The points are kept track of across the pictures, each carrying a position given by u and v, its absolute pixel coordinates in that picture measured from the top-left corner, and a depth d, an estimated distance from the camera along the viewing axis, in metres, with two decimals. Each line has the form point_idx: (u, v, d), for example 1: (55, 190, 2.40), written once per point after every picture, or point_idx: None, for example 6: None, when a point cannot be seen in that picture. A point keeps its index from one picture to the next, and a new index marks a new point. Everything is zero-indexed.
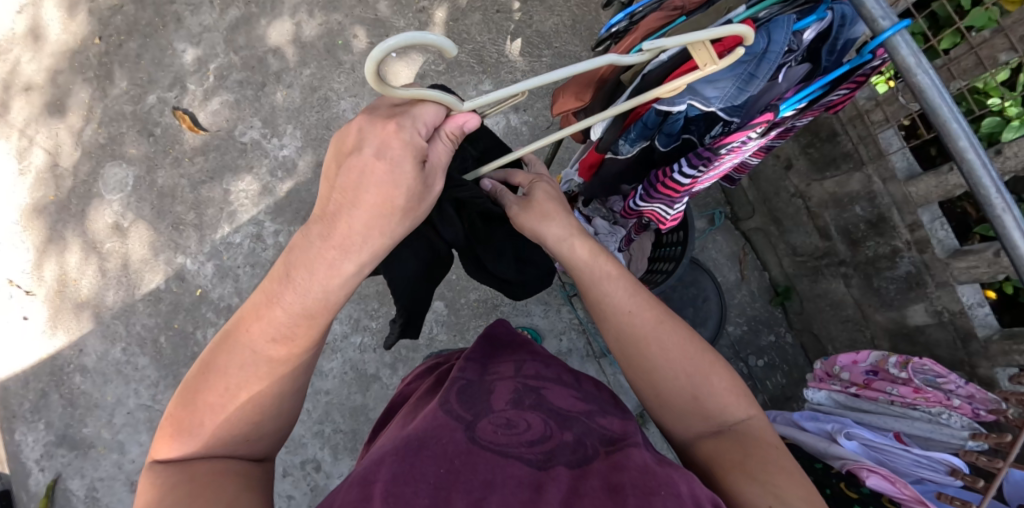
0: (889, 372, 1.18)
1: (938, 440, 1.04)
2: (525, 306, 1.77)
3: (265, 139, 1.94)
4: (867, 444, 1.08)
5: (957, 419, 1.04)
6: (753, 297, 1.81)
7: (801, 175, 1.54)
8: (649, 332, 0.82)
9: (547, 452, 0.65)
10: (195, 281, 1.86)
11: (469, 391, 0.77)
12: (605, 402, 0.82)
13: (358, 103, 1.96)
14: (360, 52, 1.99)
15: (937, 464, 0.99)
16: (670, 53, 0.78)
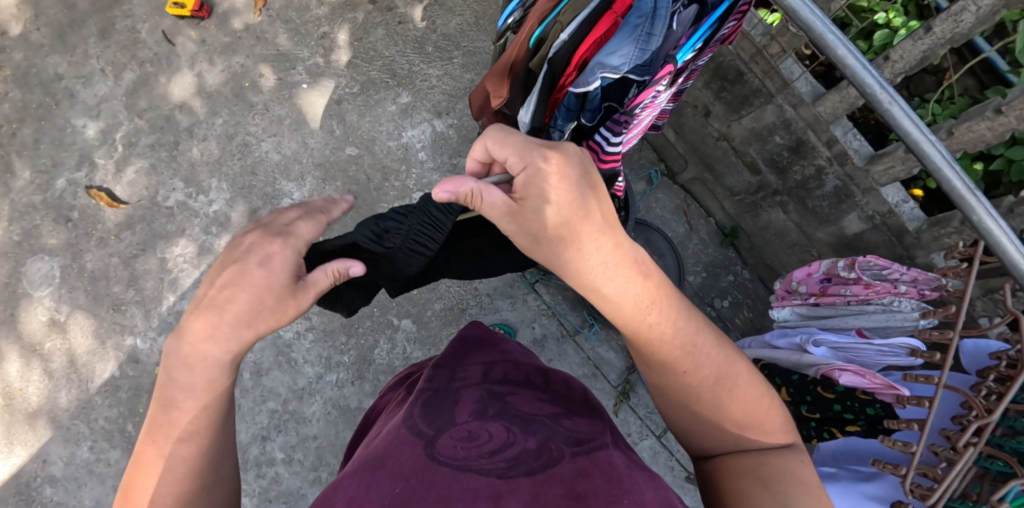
0: (840, 276, 1.21)
1: (895, 327, 1.11)
2: (492, 304, 1.78)
3: (190, 198, 1.86)
4: (834, 347, 1.13)
5: (907, 304, 1.10)
6: (705, 244, 1.85)
7: (720, 119, 1.60)
8: (713, 373, 0.73)
9: (508, 462, 0.63)
10: (151, 361, 1.78)
11: (435, 405, 0.77)
12: (576, 405, 0.81)
13: (280, 141, 1.90)
14: (269, 90, 1.93)
15: (898, 349, 1.05)
16: (569, 33, 0.79)
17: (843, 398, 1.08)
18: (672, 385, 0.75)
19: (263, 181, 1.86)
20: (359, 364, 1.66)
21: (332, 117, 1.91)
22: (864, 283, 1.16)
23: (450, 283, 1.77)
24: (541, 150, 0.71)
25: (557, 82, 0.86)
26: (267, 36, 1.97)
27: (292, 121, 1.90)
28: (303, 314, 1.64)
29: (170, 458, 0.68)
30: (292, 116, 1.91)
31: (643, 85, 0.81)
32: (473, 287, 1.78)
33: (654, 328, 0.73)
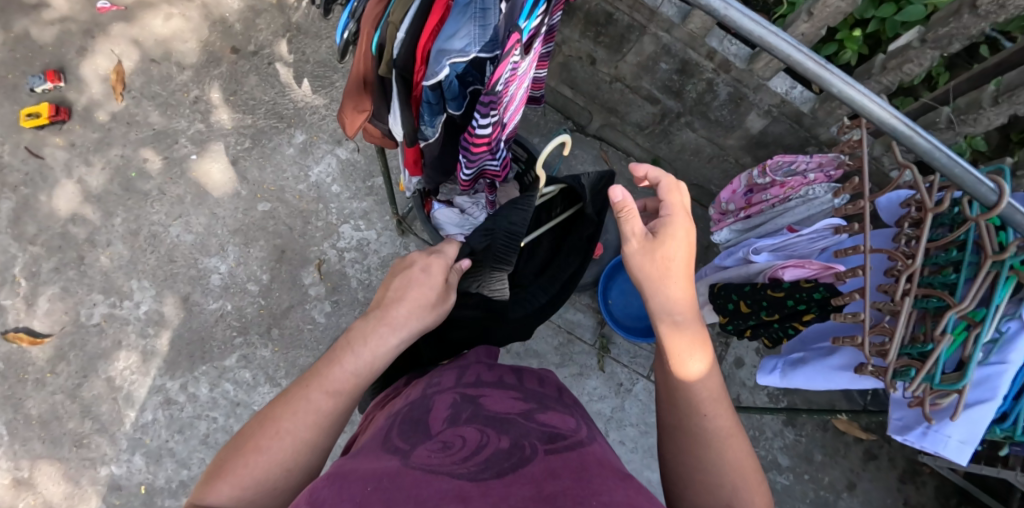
0: (759, 184, 1.27)
1: (817, 213, 1.14)
2: None
3: (117, 307, 1.71)
4: (773, 249, 1.17)
5: (819, 189, 1.12)
6: (633, 183, 1.91)
7: (606, 62, 1.63)
8: (728, 425, 0.72)
9: (479, 464, 0.64)
10: (133, 481, 1.60)
11: (410, 418, 0.79)
12: (547, 398, 0.86)
13: (188, 222, 1.77)
14: (157, 173, 1.82)
15: (824, 232, 1.10)
16: (404, 30, 0.77)
17: (790, 294, 1.07)
18: (673, 420, 0.76)
19: (185, 263, 1.73)
20: None
21: (235, 177, 1.81)
22: (779, 184, 1.20)
23: None
24: (669, 202, 0.84)
25: (411, 79, 0.84)
26: (139, 119, 1.86)
27: (193, 196, 1.79)
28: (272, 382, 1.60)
29: (306, 407, 0.70)
30: (192, 191, 1.80)
31: (496, 59, 0.81)
32: None
33: (700, 365, 0.76)
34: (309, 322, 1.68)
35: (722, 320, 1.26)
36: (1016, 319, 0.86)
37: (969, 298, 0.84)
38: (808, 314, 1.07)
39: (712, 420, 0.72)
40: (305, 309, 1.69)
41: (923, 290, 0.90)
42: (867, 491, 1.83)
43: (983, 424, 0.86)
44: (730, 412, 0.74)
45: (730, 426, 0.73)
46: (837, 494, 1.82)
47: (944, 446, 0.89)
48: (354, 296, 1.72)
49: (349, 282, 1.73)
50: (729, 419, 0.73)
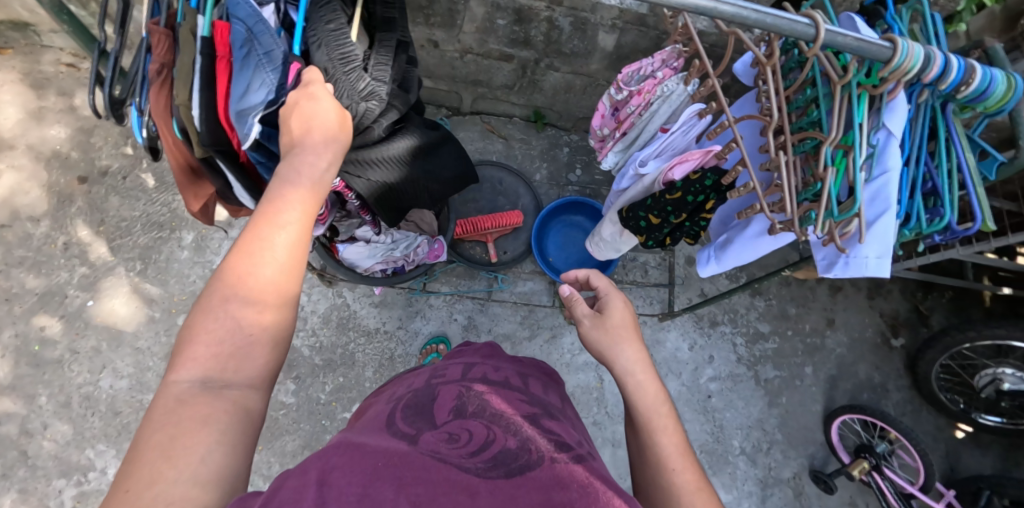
0: (619, 100, 1.26)
1: (679, 106, 1.14)
2: (410, 329, 1.74)
3: (83, 482, 1.57)
4: (656, 155, 1.17)
5: (672, 83, 1.13)
6: (527, 140, 1.94)
7: (449, 40, 1.62)
8: (693, 475, 0.72)
9: (488, 463, 0.63)
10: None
11: (415, 404, 0.78)
12: (550, 407, 0.85)
13: (116, 368, 1.65)
14: (60, 336, 1.67)
15: (691, 120, 1.11)
16: (198, 107, 0.70)
17: (686, 190, 1.09)
18: (647, 460, 0.75)
19: (131, 407, 1.62)
20: None
21: (137, 301, 1.71)
22: (636, 93, 1.18)
23: (363, 346, 1.70)
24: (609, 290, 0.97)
25: (232, 152, 0.78)
26: (10, 289, 1.69)
27: (105, 341, 1.67)
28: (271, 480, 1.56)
29: (261, 259, 0.61)
30: (105, 337, 1.67)
31: None
32: (383, 332, 1.72)
33: (662, 419, 0.78)
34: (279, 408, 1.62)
35: (643, 239, 1.28)
36: (882, 129, 0.90)
37: (835, 128, 0.87)
38: (710, 201, 1.10)
39: (662, 444, 0.75)
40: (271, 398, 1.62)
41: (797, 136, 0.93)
42: (845, 321, 1.94)
43: (890, 235, 0.90)
44: (678, 436, 0.77)
45: (680, 450, 0.75)
46: (822, 335, 1.93)
47: (867, 267, 0.94)
48: (312, 360, 1.67)
49: (300, 353, 1.67)
50: (678, 437, 0.76)
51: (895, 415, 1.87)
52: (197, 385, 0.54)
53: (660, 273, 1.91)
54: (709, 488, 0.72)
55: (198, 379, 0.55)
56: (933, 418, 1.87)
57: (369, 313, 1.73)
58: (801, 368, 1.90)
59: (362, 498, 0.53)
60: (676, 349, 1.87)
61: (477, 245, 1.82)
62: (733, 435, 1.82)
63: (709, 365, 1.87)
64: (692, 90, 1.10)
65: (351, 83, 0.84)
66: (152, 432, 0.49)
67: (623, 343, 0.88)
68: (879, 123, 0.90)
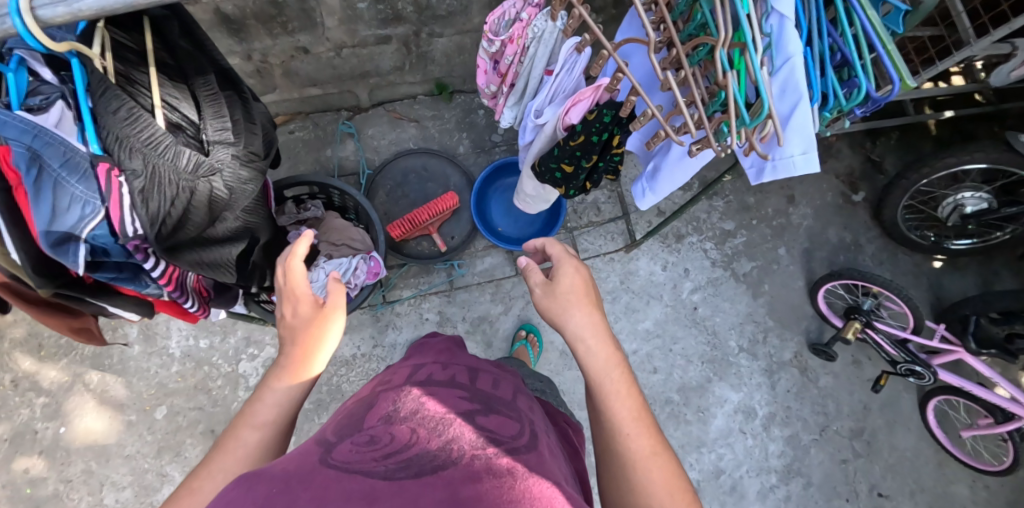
0: (495, 51, 1.12)
1: (555, 44, 1.02)
2: (386, 343, 1.70)
3: None
4: (550, 100, 1.08)
5: (540, 23, 0.99)
6: (439, 116, 1.83)
7: (318, 42, 1.48)
8: (664, 471, 0.68)
9: (406, 465, 0.50)
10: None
11: (347, 420, 0.63)
12: (500, 400, 0.70)
13: (116, 481, 1.53)
14: (47, 472, 1.53)
15: (572, 56, 1.01)
16: (13, 249, 0.70)
17: (588, 131, 1.00)
18: (617, 448, 0.70)
19: None
20: None
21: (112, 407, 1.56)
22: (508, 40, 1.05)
23: (347, 375, 1.67)
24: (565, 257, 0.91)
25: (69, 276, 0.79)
26: None
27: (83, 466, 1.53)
28: None
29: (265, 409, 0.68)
30: (92, 456, 1.54)
31: None
32: (360, 355, 1.68)
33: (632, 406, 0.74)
34: None
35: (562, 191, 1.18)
36: (772, 14, 0.82)
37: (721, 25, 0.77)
38: (615, 137, 1.02)
39: (619, 410, 0.73)
40: None
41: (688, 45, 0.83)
42: (805, 192, 1.92)
43: (810, 126, 0.83)
44: (635, 397, 0.75)
45: (635, 414, 0.73)
46: (786, 213, 1.92)
47: (794, 165, 0.87)
48: (302, 406, 1.64)
49: None
50: (633, 400, 0.74)
51: (873, 267, 1.89)
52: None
53: (613, 206, 1.86)
54: (660, 443, 0.71)
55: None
56: (910, 257, 1.90)
57: (340, 341, 1.68)
58: (774, 251, 1.90)
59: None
60: (650, 273, 1.86)
61: (424, 239, 1.76)
62: (728, 337, 1.83)
63: (686, 278, 1.86)
64: (563, 24, 0.97)
65: (172, 163, 0.75)
66: None
67: (586, 319, 0.83)
68: (768, 8, 0.81)
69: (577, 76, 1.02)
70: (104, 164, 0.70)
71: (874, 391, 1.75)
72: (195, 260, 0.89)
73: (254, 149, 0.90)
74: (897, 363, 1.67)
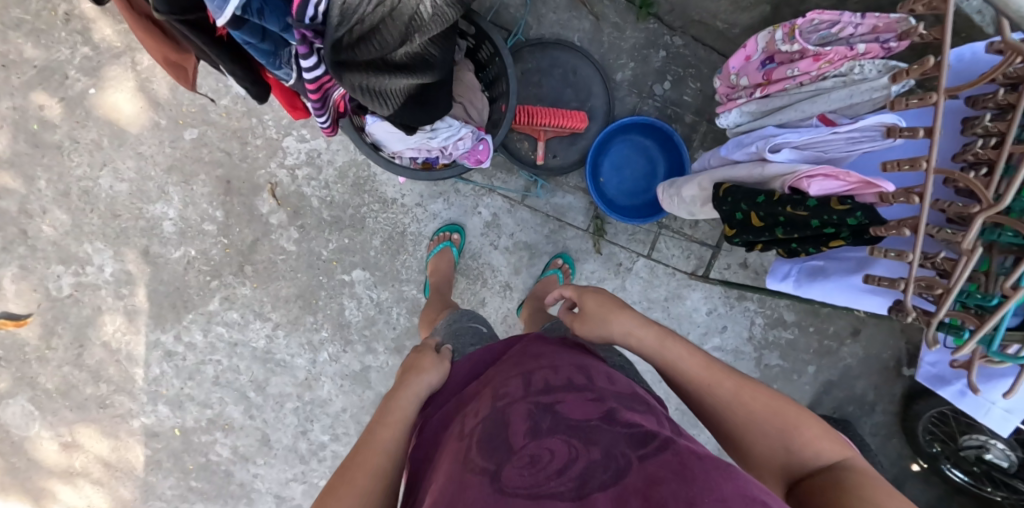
0: (783, 52, 0.88)
1: (860, 104, 0.80)
2: (428, 210, 1.58)
3: (81, 275, 1.49)
4: (798, 148, 0.86)
5: (870, 67, 0.79)
6: (620, 28, 1.56)
7: None
8: (766, 408, 0.74)
9: (575, 480, 0.59)
10: (167, 427, 1.57)
11: (487, 438, 0.69)
12: (626, 399, 0.76)
13: (118, 170, 1.46)
14: (59, 121, 1.43)
15: (872, 132, 0.79)
16: None
17: (818, 215, 0.80)
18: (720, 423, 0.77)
19: (128, 212, 1.48)
20: (339, 332, 1.60)
21: (138, 96, 1.44)
22: (814, 56, 0.82)
23: (375, 214, 1.56)
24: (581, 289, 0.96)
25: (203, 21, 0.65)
26: None
27: (93, 137, 1.44)
28: (262, 317, 1.57)
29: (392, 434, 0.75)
30: (108, 133, 1.45)
31: None
32: (399, 205, 1.57)
33: (689, 375, 0.80)
34: (280, 253, 1.55)
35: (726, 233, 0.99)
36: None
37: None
38: (838, 240, 0.83)
39: (689, 380, 0.80)
40: (273, 240, 1.55)
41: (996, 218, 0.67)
42: (871, 335, 1.83)
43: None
44: (688, 357, 0.82)
45: (710, 373, 0.79)
46: (841, 340, 1.83)
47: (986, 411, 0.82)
48: (320, 216, 1.55)
49: (309, 203, 1.54)
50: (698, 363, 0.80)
51: (868, 432, 1.88)
52: None
53: (709, 229, 1.71)
54: (748, 386, 0.76)
55: None
56: (901, 445, 1.90)
57: (388, 181, 1.55)
58: (804, 364, 1.85)
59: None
60: (694, 308, 1.78)
61: (525, 139, 1.57)
62: None
63: (717, 334, 1.80)
64: (898, 92, 0.75)
65: None
66: None
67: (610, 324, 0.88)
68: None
69: (856, 150, 0.80)
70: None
71: None
72: (363, 87, 0.72)
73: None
74: None
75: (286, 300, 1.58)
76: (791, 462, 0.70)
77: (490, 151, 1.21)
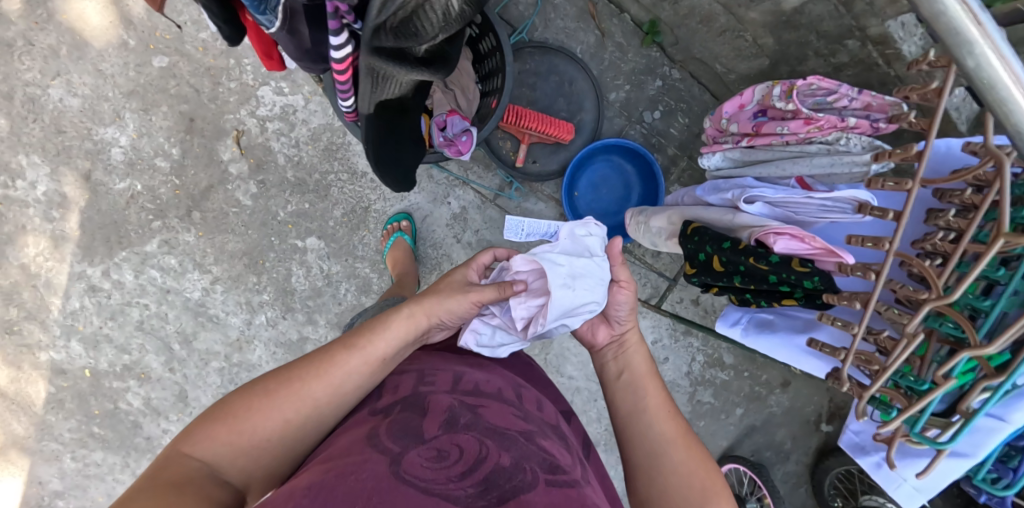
0: (776, 108, 0.84)
1: (840, 175, 0.77)
2: (396, 191, 1.54)
3: (7, 187, 1.38)
4: (772, 202, 0.82)
5: (856, 141, 0.75)
6: (624, 49, 1.56)
7: None
8: (698, 491, 0.76)
9: (477, 487, 0.59)
10: (77, 366, 1.50)
11: (403, 422, 0.69)
12: (547, 428, 0.77)
13: (72, 83, 1.35)
14: (15, 16, 1.31)
15: (845, 204, 0.74)
16: None
17: (777, 273, 0.77)
18: (640, 483, 0.80)
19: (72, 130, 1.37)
20: (282, 298, 1.53)
21: (109, 8, 1.33)
22: (802, 118, 0.80)
23: (342, 184, 1.50)
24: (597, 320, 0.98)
25: None
26: None
27: (50, 42, 1.33)
28: (202, 269, 1.49)
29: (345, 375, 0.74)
30: (67, 41, 1.33)
31: None
32: (368, 180, 1.52)
33: (643, 448, 0.82)
34: (234, 205, 1.47)
35: (687, 269, 0.95)
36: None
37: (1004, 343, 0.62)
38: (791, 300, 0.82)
39: (655, 428, 0.83)
40: (228, 190, 1.46)
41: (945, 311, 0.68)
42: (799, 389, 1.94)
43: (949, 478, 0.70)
44: (646, 398, 0.86)
45: (673, 425, 0.84)
46: (769, 391, 1.94)
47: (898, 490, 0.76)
48: (283, 175, 1.48)
49: (275, 159, 1.47)
50: (673, 425, 0.83)
51: (778, 479, 2.01)
52: (245, 445, 0.67)
53: (670, 262, 1.74)
54: (691, 449, 0.80)
55: (253, 439, 0.67)
56: (804, 496, 2.03)
57: (361, 152, 1.49)
58: (733, 406, 1.93)
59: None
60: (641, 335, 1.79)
61: (507, 138, 1.54)
62: None
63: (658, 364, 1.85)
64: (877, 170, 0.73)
65: None
66: (234, 458, 0.66)
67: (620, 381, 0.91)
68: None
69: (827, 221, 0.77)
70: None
71: None
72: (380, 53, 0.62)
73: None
74: None
75: (231, 256, 1.50)
76: None
77: (470, 146, 1.14)
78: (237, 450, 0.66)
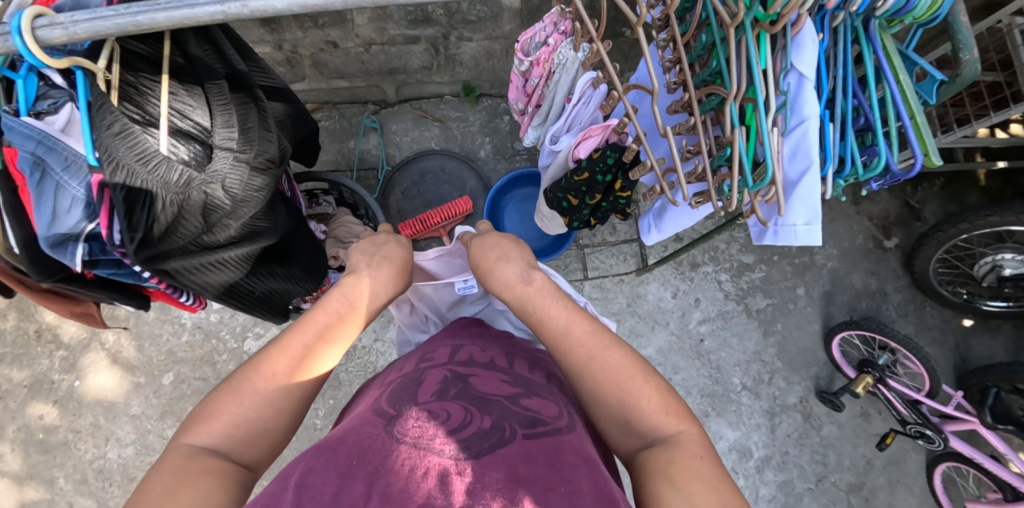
0: (524, 71, 1.09)
1: (574, 76, 0.97)
2: (386, 340, 1.71)
3: None
4: (569, 128, 1.03)
5: (563, 51, 0.96)
6: (463, 118, 1.80)
7: (345, 38, 1.47)
8: (627, 380, 0.72)
9: (463, 441, 0.62)
10: None
11: (400, 390, 0.75)
12: (535, 385, 0.80)
13: (120, 438, 1.71)
14: (59, 420, 1.72)
15: (589, 91, 0.95)
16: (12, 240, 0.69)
17: (593, 170, 0.95)
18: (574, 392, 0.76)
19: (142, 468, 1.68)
20: None
21: (118, 370, 1.75)
22: (535, 63, 1.04)
23: (344, 365, 1.69)
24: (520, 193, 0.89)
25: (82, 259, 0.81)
26: None
27: (98, 419, 1.71)
28: None
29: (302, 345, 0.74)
30: (99, 411, 1.73)
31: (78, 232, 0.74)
32: (360, 348, 1.70)
33: (568, 354, 0.76)
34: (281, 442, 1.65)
35: (566, 221, 1.17)
36: (792, 71, 0.71)
37: (734, 79, 0.69)
38: (619, 180, 0.97)
39: (552, 320, 0.79)
40: None
41: (701, 94, 0.75)
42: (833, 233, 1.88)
43: (816, 194, 0.71)
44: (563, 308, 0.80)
45: (569, 318, 0.79)
46: (810, 253, 1.89)
47: (797, 236, 0.75)
48: None
49: None
50: (564, 309, 0.80)
51: (897, 317, 1.86)
52: (236, 433, 0.65)
53: (629, 227, 1.86)
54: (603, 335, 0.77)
55: (243, 426, 0.66)
56: (938, 313, 1.87)
57: None
58: (792, 291, 1.87)
59: (336, 495, 0.55)
60: (659, 298, 1.84)
61: (431, 242, 1.70)
62: (732, 373, 1.80)
63: (695, 308, 1.83)
64: (583, 56, 0.93)
65: (161, 178, 0.71)
66: (238, 446, 0.65)
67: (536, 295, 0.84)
68: (787, 64, 0.70)
69: (592, 109, 0.97)
70: (98, 175, 0.67)
71: (879, 449, 1.71)
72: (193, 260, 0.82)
73: (270, 156, 0.86)
74: (907, 424, 1.65)
75: None
76: (630, 417, 0.70)
77: None
78: (250, 439, 0.66)
